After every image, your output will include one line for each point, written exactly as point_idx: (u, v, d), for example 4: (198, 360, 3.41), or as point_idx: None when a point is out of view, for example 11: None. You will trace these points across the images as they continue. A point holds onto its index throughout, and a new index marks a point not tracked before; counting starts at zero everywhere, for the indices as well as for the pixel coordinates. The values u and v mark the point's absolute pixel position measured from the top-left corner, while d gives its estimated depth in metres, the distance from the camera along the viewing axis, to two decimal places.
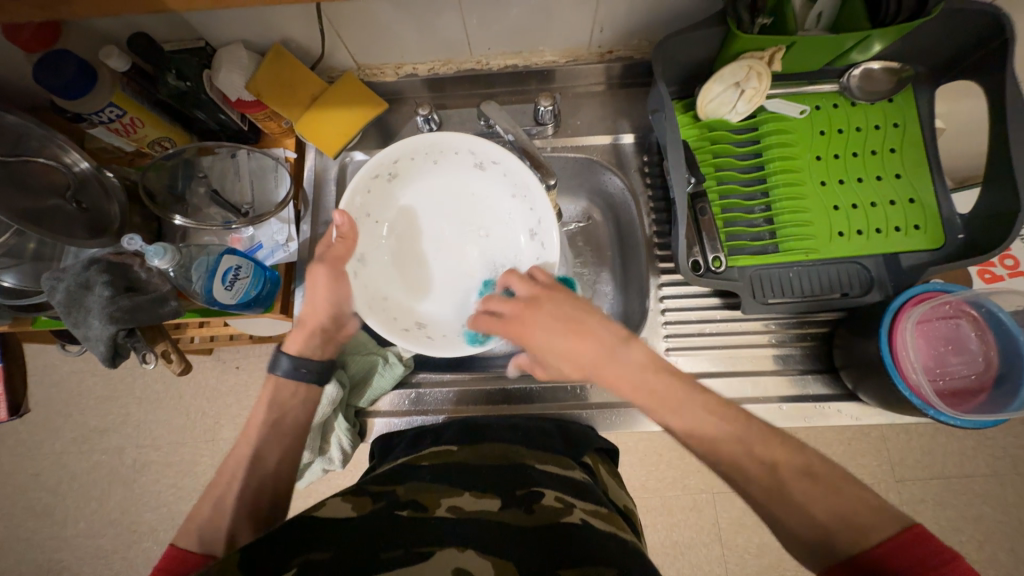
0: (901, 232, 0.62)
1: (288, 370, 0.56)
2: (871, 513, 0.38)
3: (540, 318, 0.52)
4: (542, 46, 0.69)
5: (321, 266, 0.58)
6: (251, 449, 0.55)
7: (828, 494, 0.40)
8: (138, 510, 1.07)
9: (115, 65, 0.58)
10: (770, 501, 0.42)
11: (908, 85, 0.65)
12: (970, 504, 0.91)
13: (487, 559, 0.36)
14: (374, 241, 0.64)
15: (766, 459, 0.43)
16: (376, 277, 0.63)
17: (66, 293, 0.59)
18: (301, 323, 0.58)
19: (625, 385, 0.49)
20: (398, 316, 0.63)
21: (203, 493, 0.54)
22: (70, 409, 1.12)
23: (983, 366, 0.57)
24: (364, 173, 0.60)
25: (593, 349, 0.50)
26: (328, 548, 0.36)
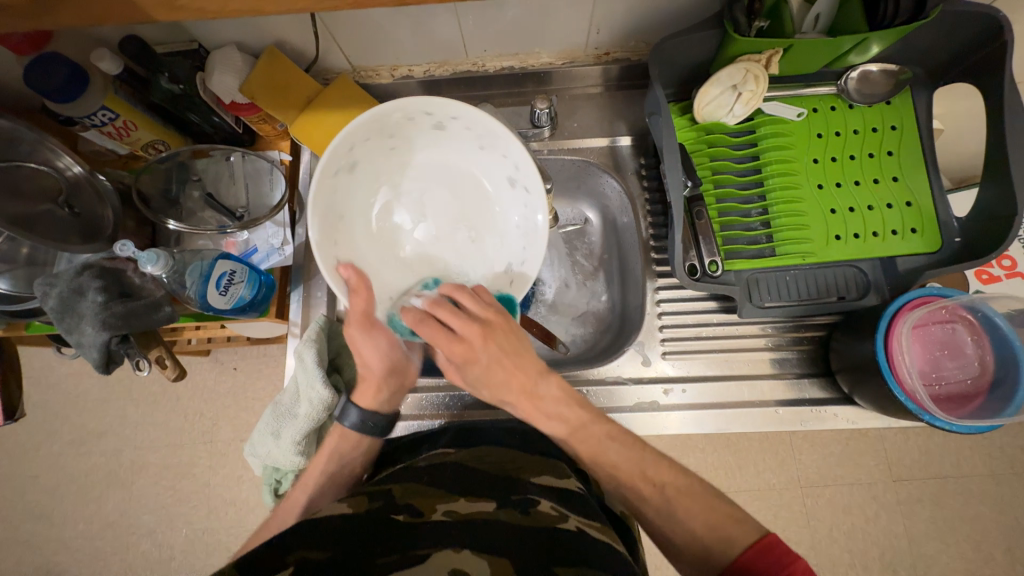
0: (898, 236, 0.62)
1: (358, 424, 0.57)
2: (737, 527, 0.44)
3: (485, 349, 0.48)
4: (537, 48, 0.69)
5: (337, 270, 0.52)
6: (306, 497, 0.57)
7: (701, 507, 0.46)
8: (136, 511, 1.07)
9: (106, 67, 0.57)
10: (658, 517, 0.47)
11: (906, 88, 0.64)
12: (966, 504, 0.92)
13: (482, 560, 0.36)
14: (372, 162, 0.54)
15: (654, 481, 0.48)
16: (341, 193, 0.53)
17: (57, 299, 0.58)
18: (363, 377, 0.57)
19: (538, 416, 0.52)
20: (335, 249, 0.53)
21: (250, 538, 0.56)
22: (67, 412, 1.12)
23: (978, 370, 0.57)
24: (421, 100, 0.51)
25: (518, 381, 0.50)
26: (323, 548, 0.36)
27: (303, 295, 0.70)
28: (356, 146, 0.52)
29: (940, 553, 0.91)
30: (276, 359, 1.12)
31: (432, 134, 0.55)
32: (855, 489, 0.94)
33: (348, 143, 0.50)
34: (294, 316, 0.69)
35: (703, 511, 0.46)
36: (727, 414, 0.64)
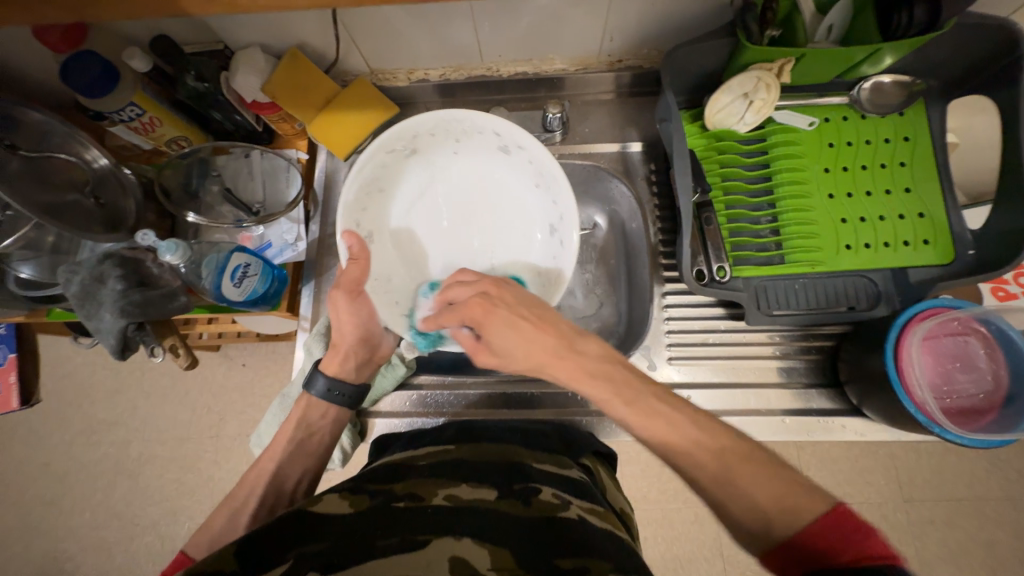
0: (910, 247, 0.61)
1: (323, 392, 0.58)
2: (803, 496, 0.38)
3: (498, 305, 0.50)
4: (551, 54, 0.70)
5: (338, 291, 0.58)
6: (274, 464, 0.55)
7: (765, 475, 0.40)
8: (142, 502, 1.08)
9: (136, 65, 0.60)
10: (716, 488, 0.41)
11: (920, 99, 0.64)
12: (981, 526, 0.89)
13: (482, 547, 0.36)
14: (431, 153, 0.64)
15: (712, 447, 0.42)
16: (389, 170, 0.62)
17: (80, 287, 0.61)
18: (334, 346, 0.59)
19: (583, 375, 0.48)
20: (364, 214, 0.61)
21: (218, 505, 0.53)
22: (80, 401, 1.14)
23: (991, 385, 0.56)
24: (498, 123, 0.59)
25: (548, 339, 0.49)
26: (323, 540, 0.37)
27: (314, 290, 0.71)
28: (423, 136, 0.61)
29: None
30: (285, 356, 1.13)
31: (498, 155, 0.64)
32: (864, 507, 0.92)
33: (415, 130, 0.60)
34: (305, 311, 0.71)
35: (769, 478, 0.40)
36: (732, 422, 0.63)
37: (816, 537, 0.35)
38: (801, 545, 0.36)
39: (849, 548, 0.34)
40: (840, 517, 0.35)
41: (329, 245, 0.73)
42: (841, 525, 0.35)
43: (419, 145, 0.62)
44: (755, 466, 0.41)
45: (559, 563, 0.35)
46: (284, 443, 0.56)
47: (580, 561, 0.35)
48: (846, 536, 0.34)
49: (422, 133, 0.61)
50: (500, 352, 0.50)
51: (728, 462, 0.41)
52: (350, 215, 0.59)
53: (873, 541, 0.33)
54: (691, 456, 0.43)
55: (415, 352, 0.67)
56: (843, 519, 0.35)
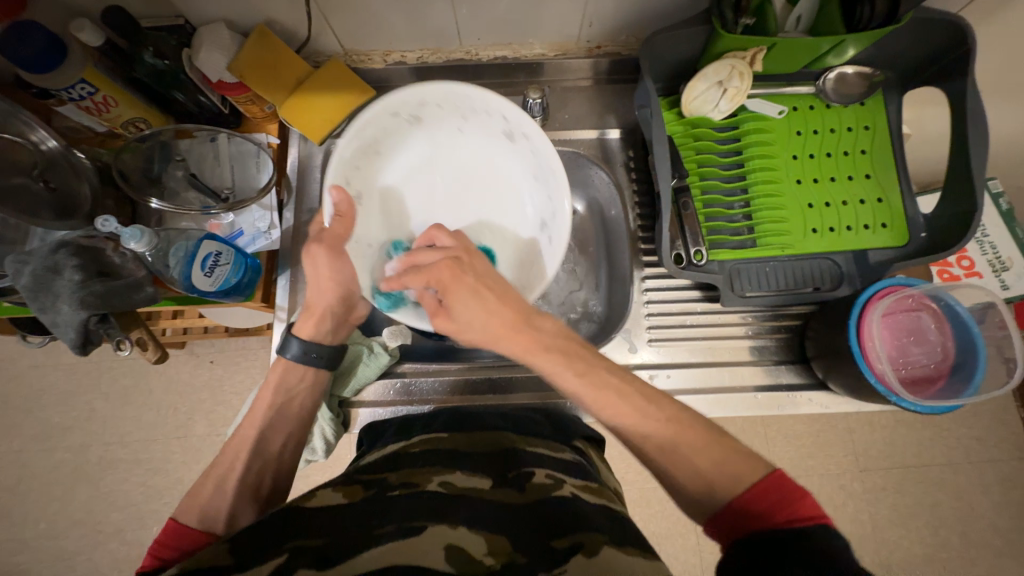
0: (869, 230, 0.65)
1: (299, 354, 0.57)
2: (744, 462, 0.41)
3: (467, 272, 0.49)
4: (530, 38, 0.69)
5: (319, 248, 0.57)
6: (257, 430, 0.54)
7: (707, 446, 0.42)
8: (105, 509, 1.03)
9: (87, 38, 0.55)
10: (663, 457, 0.42)
11: (878, 90, 0.68)
12: (926, 491, 0.97)
13: (478, 535, 0.36)
14: (433, 123, 0.64)
15: (664, 416, 0.44)
16: (388, 133, 0.62)
17: (31, 278, 0.56)
18: (311, 308, 0.59)
19: (537, 350, 0.46)
20: (356, 172, 0.60)
21: (206, 472, 0.51)
22: (30, 405, 1.06)
23: (941, 356, 0.61)
24: (507, 107, 0.59)
25: (507, 313, 0.48)
26: (319, 535, 0.36)
27: (290, 277, 0.69)
28: (429, 106, 0.61)
29: (902, 538, 0.96)
30: (257, 351, 1.09)
31: (500, 139, 0.64)
32: (824, 478, 0.98)
33: (422, 98, 0.60)
34: (282, 300, 0.68)
35: (711, 448, 0.42)
36: (708, 400, 0.66)
37: (751, 502, 0.38)
38: (738, 508, 0.38)
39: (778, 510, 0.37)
40: (778, 481, 0.38)
41: (304, 233, 0.71)
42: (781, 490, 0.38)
43: (423, 114, 0.62)
44: (702, 437, 0.42)
45: (556, 544, 0.36)
46: (264, 408, 0.55)
47: (575, 540, 0.36)
48: (783, 501, 0.37)
49: (429, 103, 0.61)
50: (457, 323, 0.48)
51: (675, 432, 0.43)
52: (343, 171, 0.59)
53: (805, 503, 0.37)
54: (646, 434, 0.43)
55: (399, 339, 0.69)
56: (783, 482, 0.38)
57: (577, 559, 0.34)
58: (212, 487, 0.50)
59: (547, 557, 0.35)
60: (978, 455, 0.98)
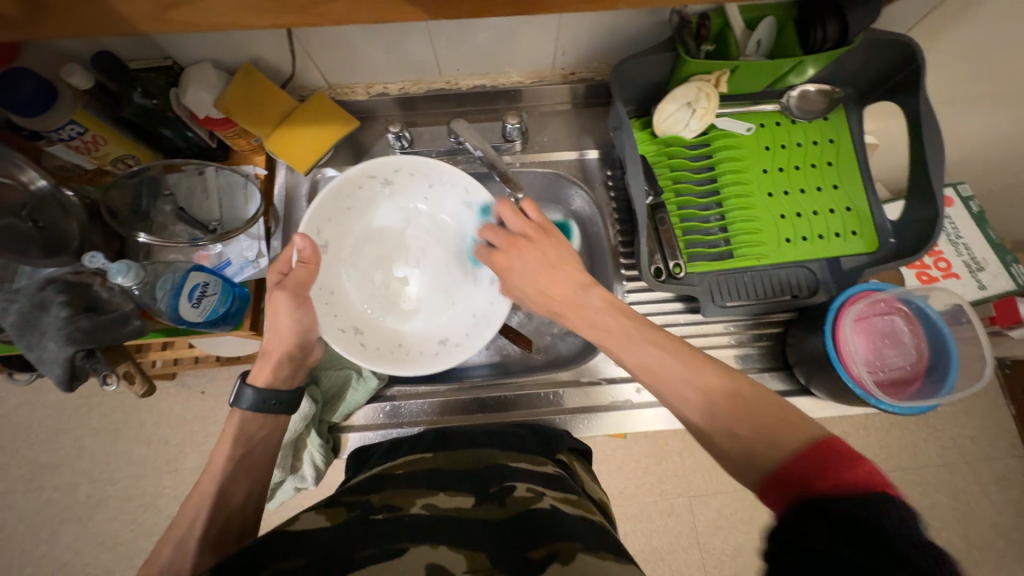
0: (841, 238, 0.67)
1: (254, 403, 0.56)
2: (791, 434, 0.39)
3: (513, 255, 0.58)
4: (507, 67, 0.73)
5: (281, 294, 0.56)
6: (216, 485, 0.52)
7: (749, 415, 0.42)
8: (92, 550, 1.00)
9: (76, 82, 0.57)
10: (710, 425, 0.44)
11: (840, 105, 0.71)
12: (925, 493, 0.97)
13: (460, 555, 0.37)
14: (403, 191, 0.68)
15: (700, 385, 0.46)
16: (362, 193, 0.65)
17: (18, 315, 0.57)
18: (267, 352, 0.57)
19: (584, 324, 0.55)
20: (326, 223, 0.63)
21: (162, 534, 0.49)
22: (16, 444, 1.05)
23: (916, 357, 0.62)
24: (467, 179, 0.64)
25: (562, 289, 0.56)
26: (300, 556, 0.36)
27: None
28: (402, 174, 0.65)
29: None
30: None
31: (463, 209, 0.68)
32: None
33: (394, 167, 0.63)
34: None
35: (747, 419, 0.42)
36: None
37: (794, 469, 0.36)
38: (787, 477, 0.36)
39: (830, 474, 0.34)
40: (830, 447, 0.36)
41: None
42: (824, 455, 0.35)
43: (397, 180, 0.66)
44: (747, 404, 0.43)
45: (534, 555, 0.37)
46: (223, 462, 0.53)
47: (552, 548, 0.37)
48: (830, 468, 0.34)
49: (402, 171, 0.64)
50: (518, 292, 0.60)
51: (718, 403, 0.44)
52: (313, 222, 0.61)
53: (860, 469, 0.33)
54: (679, 393, 0.47)
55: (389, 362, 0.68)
56: (831, 449, 0.36)
57: (553, 565, 0.35)
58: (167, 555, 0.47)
59: (523, 568, 0.36)
60: (972, 454, 0.99)
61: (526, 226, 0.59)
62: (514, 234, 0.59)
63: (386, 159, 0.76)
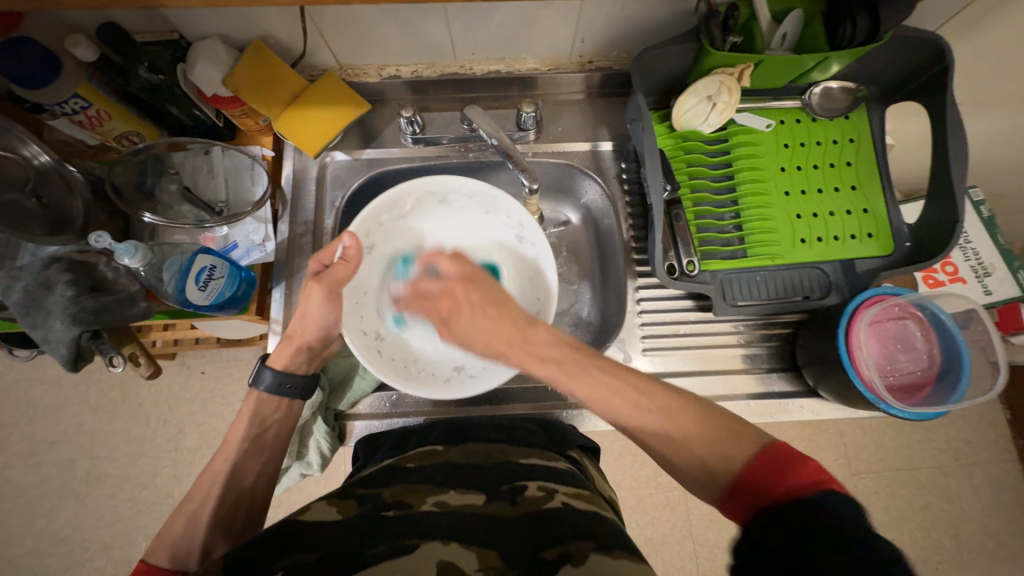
0: (856, 240, 0.67)
1: (271, 386, 0.57)
2: (738, 441, 0.42)
3: (460, 299, 0.54)
4: (524, 53, 0.71)
5: (317, 286, 0.57)
6: (230, 464, 0.54)
7: (707, 433, 0.43)
8: (92, 525, 1.01)
9: (82, 54, 0.55)
10: (668, 449, 0.44)
11: (862, 104, 0.70)
12: (917, 493, 0.98)
13: (471, 551, 0.37)
14: (458, 212, 0.69)
15: (649, 406, 0.45)
16: (420, 206, 0.67)
17: (23, 294, 0.56)
18: (289, 337, 0.59)
19: (531, 360, 0.50)
20: (376, 228, 0.64)
21: (176, 511, 0.51)
22: (15, 419, 1.04)
23: (927, 363, 0.62)
24: (522, 214, 0.65)
25: (508, 329, 0.51)
26: (312, 550, 0.36)
27: (285, 290, 0.68)
28: (459, 195, 0.67)
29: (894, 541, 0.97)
30: (250, 362, 1.08)
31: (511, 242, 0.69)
32: None
33: (457, 188, 0.66)
34: (275, 313, 0.67)
35: (702, 432, 0.43)
36: None
37: (749, 476, 0.39)
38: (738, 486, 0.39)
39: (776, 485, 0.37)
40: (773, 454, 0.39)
41: (300, 246, 0.70)
42: (774, 464, 0.38)
43: (453, 199, 0.67)
44: (698, 419, 0.44)
45: (545, 556, 0.37)
46: (238, 441, 0.55)
47: (565, 549, 0.37)
48: (777, 474, 0.37)
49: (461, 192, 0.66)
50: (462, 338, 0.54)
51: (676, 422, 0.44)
52: (364, 223, 0.62)
53: (801, 471, 0.36)
54: (634, 417, 0.45)
55: None
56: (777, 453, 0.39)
57: (566, 567, 0.35)
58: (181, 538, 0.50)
59: (537, 567, 0.36)
60: (966, 458, 1.00)
61: (456, 271, 0.56)
62: (449, 279, 0.56)
63: (397, 144, 0.74)
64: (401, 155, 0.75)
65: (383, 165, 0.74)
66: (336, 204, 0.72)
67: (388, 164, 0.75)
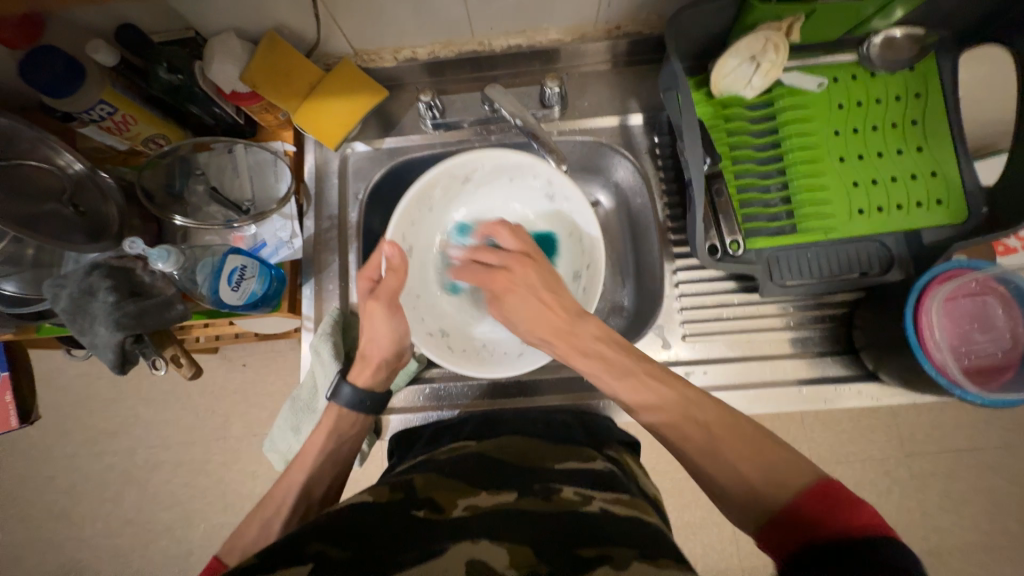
0: (923, 208, 0.60)
1: (352, 402, 0.58)
2: (796, 472, 0.41)
3: (518, 279, 0.57)
4: (546, 24, 0.66)
5: (375, 304, 0.57)
6: (304, 475, 0.56)
7: (747, 450, 0.44)
8: (154, 508, 1.07)
9: (102, 59, 0.55)
10: (703, 459, 0.45)
11: (931, 52, 0.62)
12: (980, 475, 0.91)
13: (502, 549, 0.35)
14: (484, 186, 0.67)
15: (697, 419, 0.47)
16: (446, 192, 0.65)
17: (69, 301, 0.58)
18: (365, 359, 0.58)
19: (576, 354, 0.53)
20: (410, 228, 0.63)
21: (249, 516, 0.55)
22: (80, 412, 1.12)
23: (1010, 343, 0.56)
24: (552, 173, 0.62)
25: (559, 320, 0.54)
26: (343, 547, 0.35)
27: (314, 288, 0.68)
28: (481, 169, 0.64)
29: (953, 525, 0.91)
30: (286, 355, 1.11)
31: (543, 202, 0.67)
32: (868, 464, 0.93)
33: (478, 163, 0.63)
34: (309, 309, 0.68)
35: (749, 458, 0.43)
36: (748, 395, 0.63)
37: (799, 509, 0.38)
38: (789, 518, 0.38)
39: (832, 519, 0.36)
40: (827, 490, 0.38)
41: (325, 241, 0.69)
42: (829, 497, 0.37)
43: (475, 176, 0.65)
44: (735, 430, 0.46)
45: (583, 551, 0.35)
46: (314, 456, 0.57)
47: (604, 551, 0.35)
48: (828, 510, 0.37)
49: (480, 166, 0.64)
50: (510, 316, 0.57)
51: (718, 438, 0.45)
52: (398, 228, 0.61)
53: (859, 511, 0.36)
54: (675, 425, 0.47)
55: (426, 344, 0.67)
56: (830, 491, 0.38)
57: (606, 568, 0.34)
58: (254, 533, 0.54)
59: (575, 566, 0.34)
60: None
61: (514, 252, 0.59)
62: (509, 254, 0.59)
63: (416, 131, 0.72)
64: (421, 143, 0.72)
65: (404, 153, 0.72)
66: (360, 195, 0.71)
67: (409, 152, 0.72)
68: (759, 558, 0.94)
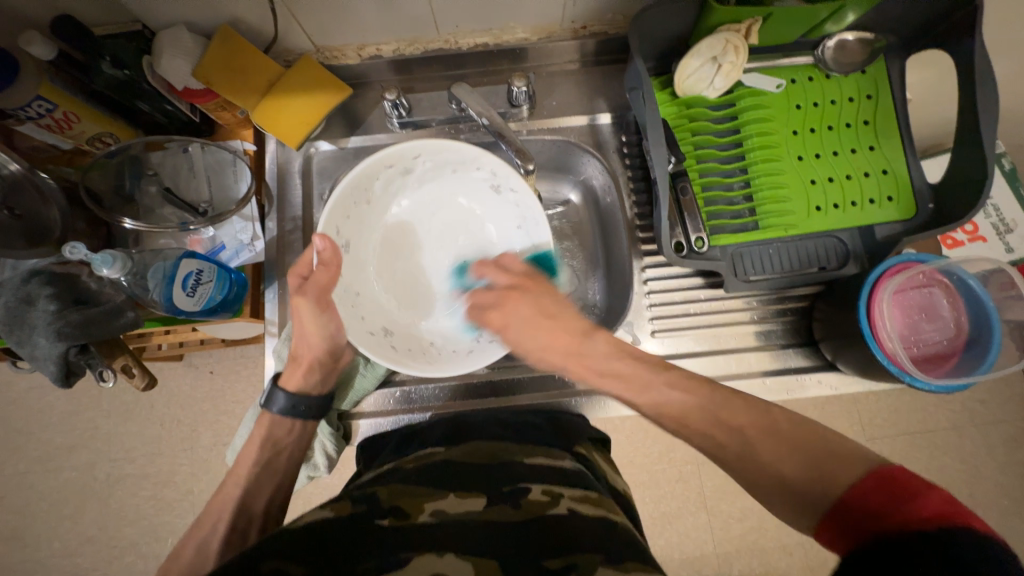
0: (875, 205, 0.62)
1: (286, 407, 0.58)
2: (842, 465, 0.39)
3: (514, 308, 0.57)
4: (511, 22, 0.66)
5: (302, 299, 0.57)
6: (240, 489, 0.56)
7: (786, 446, 0.43)
8: (115, 524, 1.02)
9: (37, 51, 0.52)
10: (737, 461, 0.44)
11: (880, 56, 0.65)
12: (933, 456, 0.96)
13: (467, 562, 0.35)
14: (426, 177, 0.65)
15: (728, 423, 0.45)
16: (386, 184, 0.63)
17: (5, 310, 0.55)
18: (297, 358, 0.59)
19: (592, 375, 0.53)
20: (345, 222, 0.60)
21: (187, 534, 0.54)
22: (31, 427, 1.05)
23: (954, 332, 0.59)
24: (495, 164, 0.61)
25: (565, 340, 0.55)
26: (302, 561, 0.34)
27: (278, 292, 0.66)
28: (420, 160, 0.62)
29: None
30: (255, 359, 1.07)
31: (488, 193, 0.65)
32: None
33: (416, 154, 0.60)
34: (270, 314, 0.66)
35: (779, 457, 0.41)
36: None
37: (862, 500, 0.36)
38: (852, 509, 0.36)
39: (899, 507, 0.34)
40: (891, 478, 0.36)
41: (289, 243, 0.67)
42: (891, 488, 0.35)
43: (415, 167, 0.63)
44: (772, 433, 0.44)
45: (549, 563, 0.35)
46: (250, 467, 0.57)
47: (570, 560, 0.35)
48: (895, 500, 0.34)
49: (421, 156, 0.61)
50: (515, 346, 0.56)
51: (753, 440, 0.44)
52: (332, 220, 0.57)
53: (929, 499, 0.33)
54: (676, 423, 0.47)
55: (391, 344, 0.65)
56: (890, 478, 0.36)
57: None
58: (199, 548, 0.52)
59: None
60: (982, 418, 0.96)
61: (513, 278, 0.60)
62: (503, 288, 0.59)
63: (383, 130, 0.71)
64: (389, 141, 0.71)
65: (371, 153, 0.71)
66: (325, 196, 0.69)
67: (376, 151, 0.71)
68: (733, 544, 0.97)
